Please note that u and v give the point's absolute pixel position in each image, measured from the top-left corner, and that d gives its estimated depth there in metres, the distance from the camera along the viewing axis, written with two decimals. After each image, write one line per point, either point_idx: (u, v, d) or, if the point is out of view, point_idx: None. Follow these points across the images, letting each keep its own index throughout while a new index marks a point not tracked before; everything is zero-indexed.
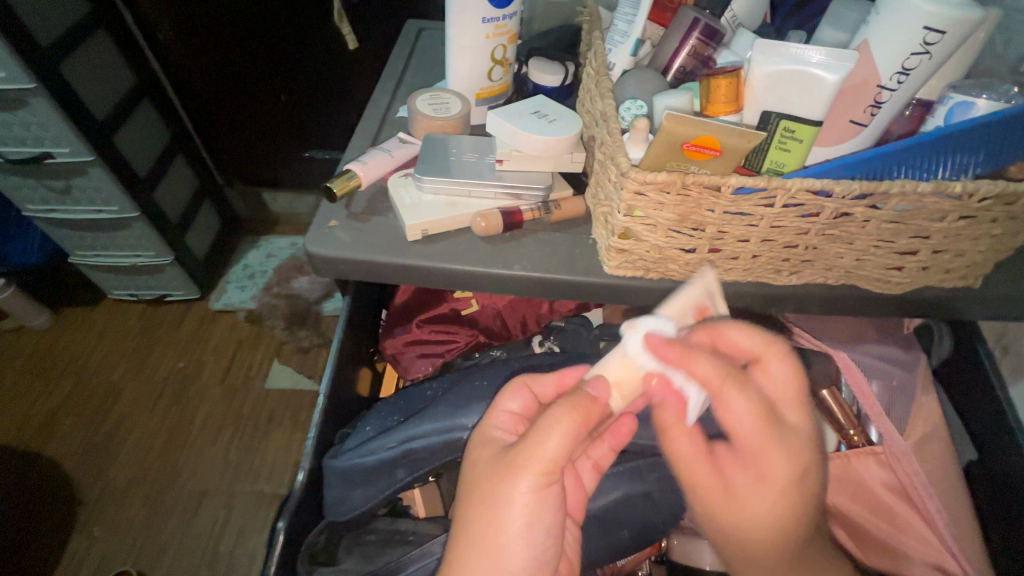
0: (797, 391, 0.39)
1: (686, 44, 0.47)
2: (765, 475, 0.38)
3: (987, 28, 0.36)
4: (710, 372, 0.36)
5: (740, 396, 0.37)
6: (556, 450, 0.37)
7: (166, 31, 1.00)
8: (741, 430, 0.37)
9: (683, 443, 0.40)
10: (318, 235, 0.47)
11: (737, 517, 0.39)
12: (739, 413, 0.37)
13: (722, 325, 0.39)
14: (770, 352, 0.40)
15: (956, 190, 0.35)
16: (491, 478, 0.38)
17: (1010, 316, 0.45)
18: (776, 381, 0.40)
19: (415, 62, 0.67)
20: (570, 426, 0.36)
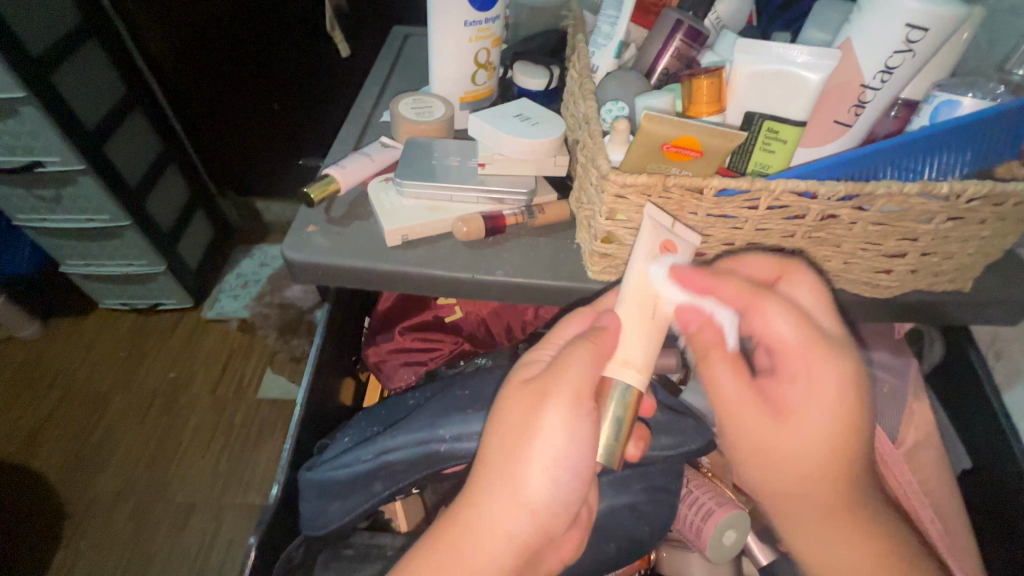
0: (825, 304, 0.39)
1: (670, 46, 0.46)
2: (811, 383, 0.38)
3: (969, 26, 0.36)
4: (735, 292, 0.38)
5: (776, 308, 0.38)
6: (583, 375, 0.37)
7: (157, 40, 0.99)
8: (784, 340, 0.38)
9: (727, 370, 0.40)
10: (295, 242, 0.46)
11: (792, 429, 0.39)
12: (777, 324, 0.38)
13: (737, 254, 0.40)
14: (794, 268, 0.39)
15: (944, 190, 0.34)
16: (524, 406, 0.38)
17: (1004, 320, 0.45)
18: (802, 297, 0.39)
19: (400, 67, 0.67)
20: (589, 355, 0.37)
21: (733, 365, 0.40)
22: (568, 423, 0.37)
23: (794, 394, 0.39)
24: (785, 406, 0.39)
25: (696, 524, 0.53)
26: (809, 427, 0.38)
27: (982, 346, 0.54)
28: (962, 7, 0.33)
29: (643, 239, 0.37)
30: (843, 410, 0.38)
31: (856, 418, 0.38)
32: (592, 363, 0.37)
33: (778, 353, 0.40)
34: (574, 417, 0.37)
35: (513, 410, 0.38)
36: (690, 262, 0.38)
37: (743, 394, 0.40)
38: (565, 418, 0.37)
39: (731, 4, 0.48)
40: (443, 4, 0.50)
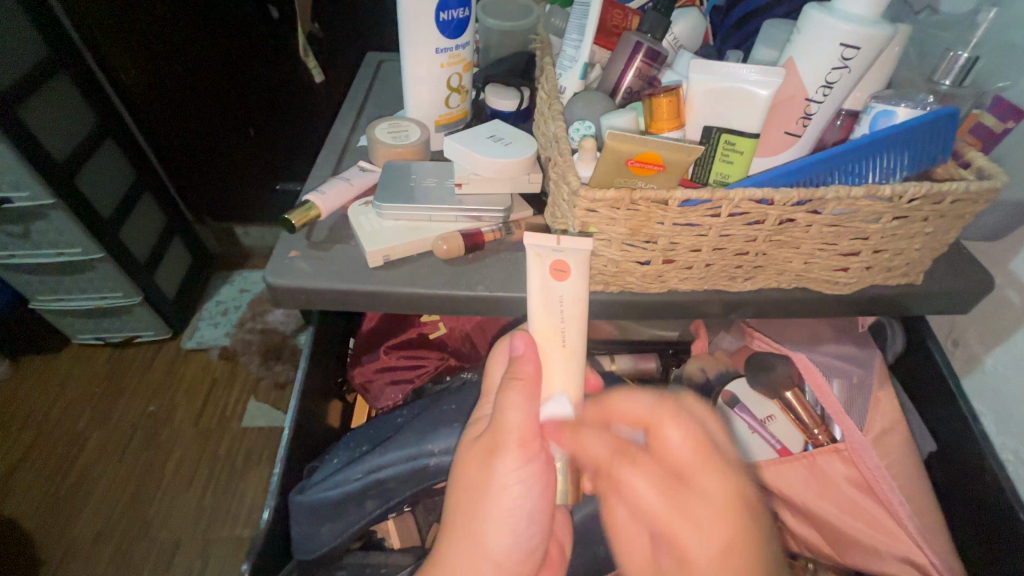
0: (697, 455, 0.38)
1: (632, 66, 0.49)
2: (681, 541, 0.37)
3: (896, 44, 0.39)
4: (599, 449, 0.41)
5: (633, 473, 0.39)
6: (522, 421, 0.41)
7: (131, 72, 0.97)
8: (646, 503, 0.39)
9: (621, 511, 0.42)
10: (278, 266, 0.47)
11: None
12: (641, 490, 0.39)
13: (608, 400, 0.43)
14: (658, 421, 0.40)
15: (887, 192, 0.37)
16: (478, 463, 0.42)
17: (954, 309, 0.48)
18: (673, 448, 0.39)
19: (375, 92, 0.69)
20: (522, 393, 0.41)
21: (631, 521, 0.42)
22: (518, 471, 0.41)
23: (675, 569, 0.38)
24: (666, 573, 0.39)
25: None
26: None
27: (941, 335, 0.57)
28: (887, 27, 0.36)
29: (533, 268, 0.42)
30: (715, 559, 0.35)
31: (739, 563, 0.35)
32: (529, 407, 0.41)
33: (668, 540, 0.38)
34: (521, 462, 0.41)
35: (467, 464, 0.42)
36: (586, 269, 0.41)
37: (636, 542, 0.41)
38: (514, 468, 0.40)
39: (686, 25, 0.51)
40: (415, 34, 0.52)
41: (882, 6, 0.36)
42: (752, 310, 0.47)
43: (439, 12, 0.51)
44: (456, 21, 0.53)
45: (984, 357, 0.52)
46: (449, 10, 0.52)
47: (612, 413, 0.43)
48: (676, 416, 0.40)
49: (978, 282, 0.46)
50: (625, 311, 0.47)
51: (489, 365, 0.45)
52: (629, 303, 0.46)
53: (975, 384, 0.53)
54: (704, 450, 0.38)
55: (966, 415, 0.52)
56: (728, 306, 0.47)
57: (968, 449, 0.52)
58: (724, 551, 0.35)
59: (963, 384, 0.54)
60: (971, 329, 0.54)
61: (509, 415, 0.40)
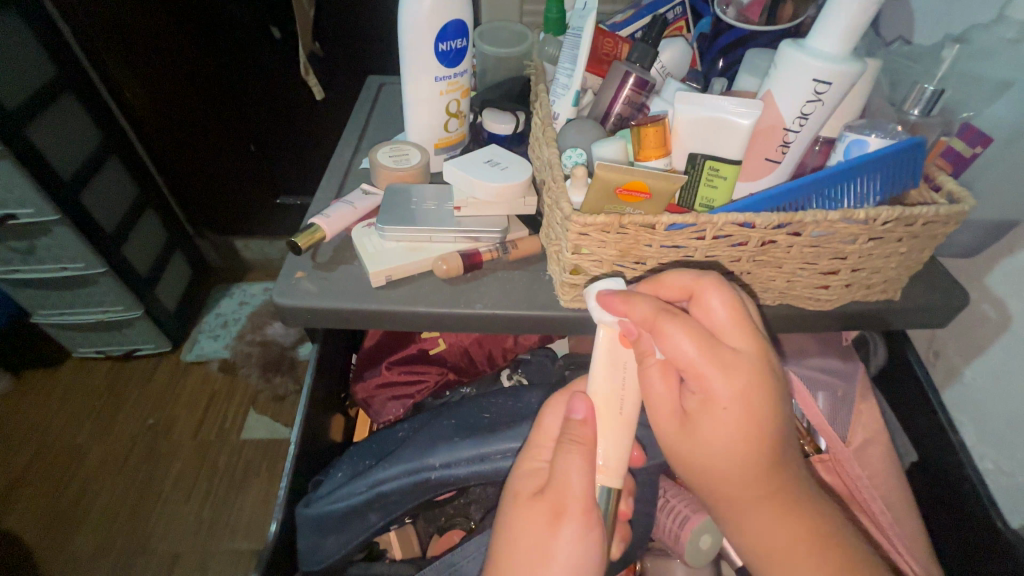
0: (737, 318, 0.36)
1: (622, 93, 0.51)
2: (715, 399, 0.35)
3: (867, 77, 0.42)
4: (646, 306, 0.37)
5: (678, 325, 0.35)
6: (580, 485, 0.40)
7: (136, 92, 1.00)
8: (688, 361, 0.35)
9: (655, 372, 0.39)
10: (284, 287, 0.49)
11: (695, 438, 0.37)
12: (680, 342, 0.35)
13: (657, 277, 0.40)
14: (702, 286, 0.38)
15: (861, 215, 0.39)
16: (535, 523, 0.40)
17: (932, 323, 0.50)
18: (713, 312, 0.37)
19: (376, 115, 0.71)
20: (581, 458, 0.41)
21: (664, 371, 0.38)
22: (579, 539, 0.40)
23: (700, 407, 0.36)
24: (691, 417, 0.37)
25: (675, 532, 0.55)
26: (712, 426, 0.36)
27: (922, 347, 0.59)
28: (856, 64, 0.39)
29: (601, 340, 0.41)
30: (742, 409, 0.35)
31: (762, 402, 0.35)
32: (584, 469, 0.40)
33: (693, 380, 0.36)
34: (583, 530, 0.40)
35: (520, 516, 0.41)
36: None
37: (663, 395, 0.38)
38: (577, 535, 0.40)
39: (673, 54, 0.54)
40: (415, 63, 0.55)
41: (853, 44, 0.39)
42: None
43: (438, 43, 0.54)
44: (454, 51, 0.56)
45: (962, 368, 0.54)
46: (447, 41, 0.55)
47: (660, 287, 0.40)
48: (721, 286, 0.37)
49: (952, 297, 0.48)
50: None
51: (546, 413, 0.45)
52: None
53: (955, 394, 0.56)
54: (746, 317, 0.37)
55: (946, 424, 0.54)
56: None
57: (950, 458, 0.54)
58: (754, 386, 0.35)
59: (943, 395, 0.56)
60: (950, 342, 0.56)
61: (570, 477, 0.40)
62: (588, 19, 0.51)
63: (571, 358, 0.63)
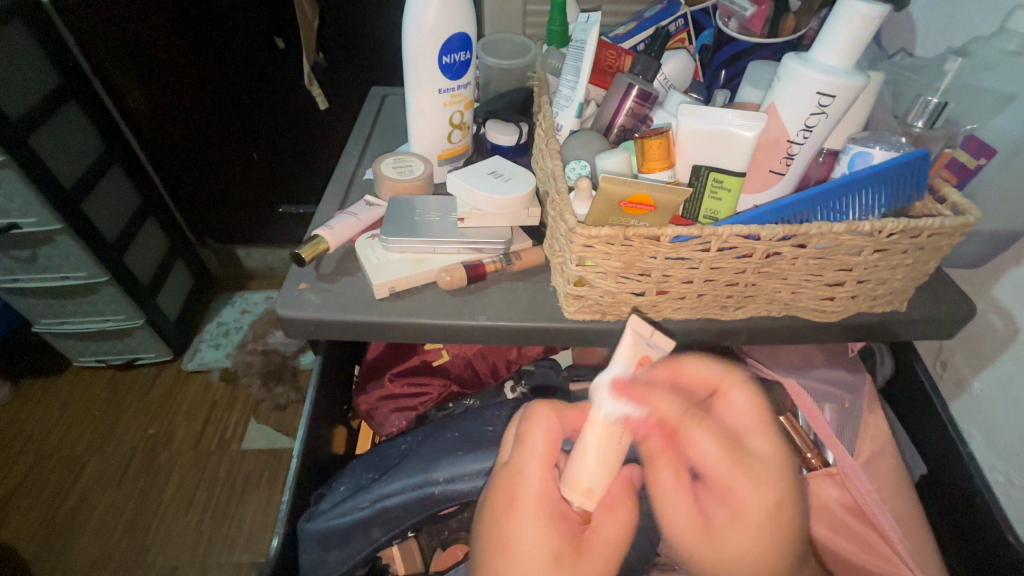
0: (758, 419, 0.43)
1: (625, 105, 0.52)
2: (733, 499, 0.40)
3: (870, 90, 0.42)
4: (672, 408, 0.42)
5: (702, 432, 0.42)
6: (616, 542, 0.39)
7: (137, 98, 1.01)
8: (706, 464, 0.41)
9: (667, 476, 0.42)
10: (288, 298, 0.49)
11: (716, 541, 0.40)
12: (701, 446, 0.41)
13: (681, 361, 0.44)
14: (726, 384, 0.45)
15: (867, 228, 0.39)
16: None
17: (938, 335, 0.49)
18: (737, 410, 0.44)
19: (380, 126, 0.72)
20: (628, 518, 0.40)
21: (678, 476, 0.42)
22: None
23: (722, 517, 0.40)
24: (711, 519, 0.41)
25: None
26: (733, 533, 0.40)
27: (930, 359, 0.59)
28: (859, 77, 0.39)
29: (625, 347, 0.41)
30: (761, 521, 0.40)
31: (780, 519, 0.41)
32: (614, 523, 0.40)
33: (715, 485, 0.41)
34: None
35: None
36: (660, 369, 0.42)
37: (681, 502, 0.41)
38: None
39: (676, 65, 0.54)
40: (419, 76, 0.55)
41: (855, 57, 0.39)
42: (745, 338, 0.49)
43: (442, 56, 0.55)
44: (458, 64, 0.56)
45: (971, 380, 0.54)
46: (451, 53, 0.55)
47: (682, 374, 0.44)
48: (743, 383, 0.45)
49: (959, 308, 0.48)
50: (617, 338, 0.48)
51: (530, 434, 0.41)
52: (626, 330, 0.48)
53: (963, 408, 0.55)
54: (762, 422, 0.43)
55: (953, 437, 0.54)
56: (721, 334, 0.48)
57: (958, 472, 0.54)
58: (768, 509, 0.40)
59: (952, 408, 0.56)
60: (957, 353, 0.55)
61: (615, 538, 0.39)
62: (591, 32, 0.51)
63: (575, 369, 0.63)
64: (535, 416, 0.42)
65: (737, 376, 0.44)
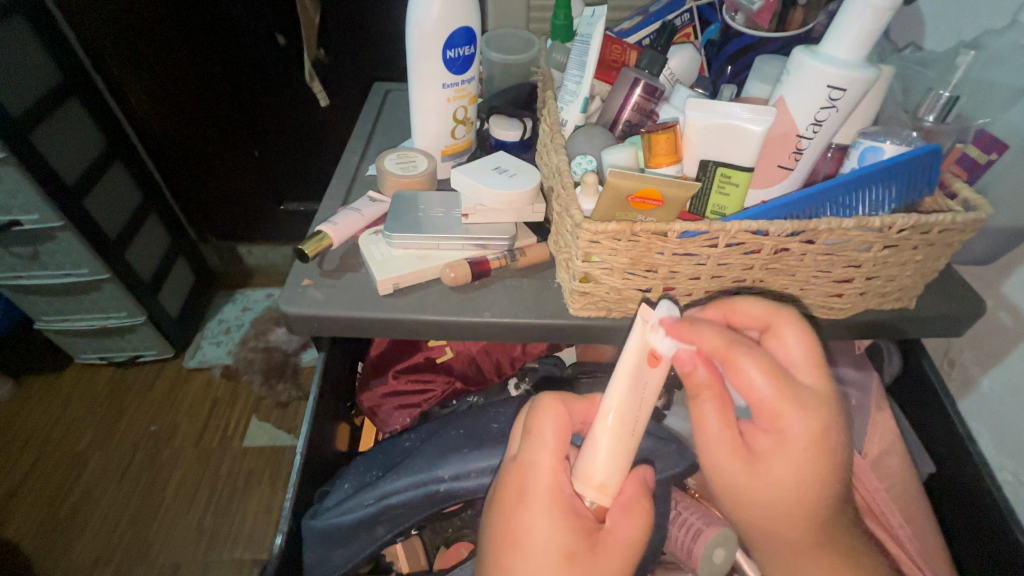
0: (812, 356, 0.38)
1: (631, 100, 0.51)
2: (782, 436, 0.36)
3: (881, 84, 0.42)
4: (711, 339, 0.38)
5: (751, 359, 0.37)
6: (636, 541, 0.39)
7: (138, 95, 1.00)
8: (759, 396, 0.37)
9: (711, 409, 0.39)
10: (291, 295, 0.48)
11: (764, 474, 0.37)
12: (753, 379, 0.37)
13: (732, 300, 0.41)
14: (781, 319, 0.39)
15: (877, 223, 0.38)
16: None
17: (947, 333, 0.49)
18: (788, 349, 0.39)
19: (383, 122, 0.71)
20: (645, 518, 0.40)
21: (721, 412, 0.38)
22: None
23: (767, 442, 0.37)
24: (758, 450, 0.37)
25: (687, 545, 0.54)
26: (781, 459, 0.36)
27: (938, 356, 0.58)
28: (870, 70, 0.39)
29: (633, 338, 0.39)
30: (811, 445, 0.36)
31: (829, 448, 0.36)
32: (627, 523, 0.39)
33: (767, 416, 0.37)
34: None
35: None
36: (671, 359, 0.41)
37: (725, 440, 0.38)
38: None
39: (682, 61, 0.54)
40: (422, 71, 0.55)
41: (866, 50, 0.39)
42: None
43: (446, 50, 0.54)
44: (462, 58, 0.55)
45: (979, 378, 0.53)
46: (455, 48, 0.54)
47: (734, 316, 0.41)
48: (796, 319, 0.39)
49: (969, 305, 0.48)
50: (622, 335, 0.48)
51: (539, 423, 0.41)
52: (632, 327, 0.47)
53: (972, 405, 0.54)
54: (818, 358, 0.38)
55: (962, 436, 0.53)
56: None
57: (967, 470, 0.53)
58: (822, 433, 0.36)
59: (960, 406, 0.56)
60: (966, 351, 0.55)
61: (633, 537, 0.39)
62: (596, 26, 0.50)
63: (578, 366, 0.62)
64: (544, 412, 0.41)
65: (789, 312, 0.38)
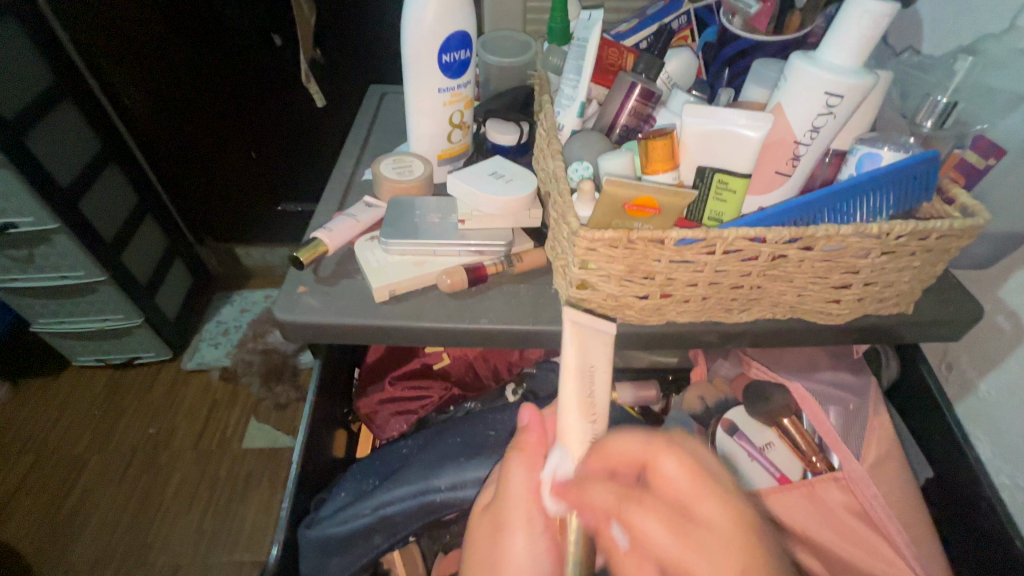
0: (698, 480, 0.32)
1: (628, 104, 0.51)
2: (704, 539, 0.30)
3: (878, 90, 0.42)
4: (632, 449, 0.36)
5: (668, 457, 0.33)
6: (522, 489, 0.41)
7: (135, 98, 1.00)
8: (673, 486, 0.33)
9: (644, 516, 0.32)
10: (287, 302, 0.48)
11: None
12: (669, 471, 0.33)
13: (604, 444, 0.37)
14: (657, 449, 0.34)
15: (875, 230, 0.38)
16: (486, 533, 0.41)
17: (946, 337, 0.48)
18: (670, 480, 0.33)
19: (379, 125, 0.71)
20: (523, 466, 0.41)
21: (635, 522, 0.32)
22: (527, 546, 0.39)
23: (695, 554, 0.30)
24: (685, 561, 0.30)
25: None
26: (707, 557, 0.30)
27: (935, 360, 0.58)
28: (868, 77, 0.38)
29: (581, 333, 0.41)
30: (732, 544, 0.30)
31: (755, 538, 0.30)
32: (535, 478, 0.41)
33: None
34: (529, 537, 0.39)
35: (479, 528, 0.43)
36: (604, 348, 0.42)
37: (645, 556, 0.32)
38: (523, 542, 0.39)
39: (680, 64, 0.53)
40: (418, 75, 0.55)
41: (864, 56, 0.39)
42: (750, 340, 0.48)
43: (441, 54, 0.54)
44: (458, 62, 0.55)
45: (977, 381, 0.53)
46: (450, 52, 0.54)
47: (611, 457, 0.37)
48: (673, 447, 0.34)
49: (967, 310, 0.48)
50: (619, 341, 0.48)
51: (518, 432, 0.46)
52: (629, 334, 0.47)
53: (969, 409, 0.55)
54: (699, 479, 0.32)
55: (960, 440, 0.53)
56: (725, 335, 0.48)
57: (964, 474, 0.53)
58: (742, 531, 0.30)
59: (958, 410, 0.56)
60: (963, 355, 0.55)
61: (511, 483, 0.41)
62: (593, 30, 0.50)
63: None
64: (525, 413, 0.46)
65: (658, 444, 0.34)
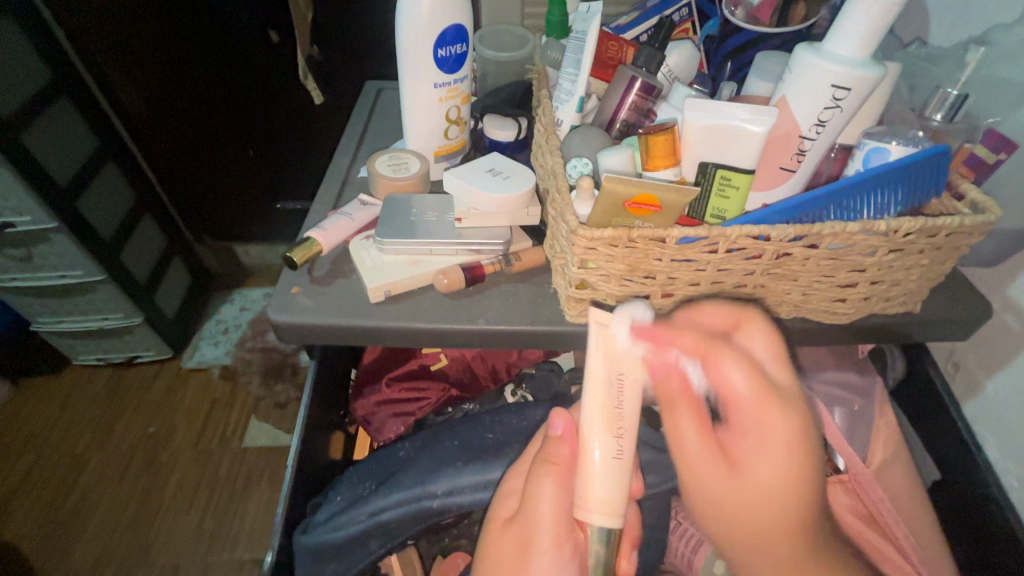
0: (779, 354, 0.35)
1: (627, 99, 0.49)
2: (767, 434, 0.31)
3: (886, 82, 0.40)
4: (688, 340, 0.36)
5: (730, 357, 0.34)
6: (550, 509, 0.40)
7: (130, 93, 0.96)
8: (732, 388, 0.33)
9: (688, 419, 0.34)
10: (280, 303, 0.47)
11: (743, 482, 0.32)
12: (729, 371, 0.33)
13: (697, 303, 0.39)
14: (746, 319, 0.37)
15: (883, 227, 0.37)
16: (512, 551, 0.40)
17: (954, 335, 0.47)
18: (756, 347, 0.35)
19: (375, 121, 0.70)
20: (551, 482, 0.40)
21: (693, 405, 0.35)
22: (552, 569, 0.38)
23: (746, 447, 0.32)
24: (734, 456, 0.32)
25: (687, 556, 0.55)
26: (764, 466, 0.31)
27: (942, 359, 0.58)
28: (876, 69, 0.37)
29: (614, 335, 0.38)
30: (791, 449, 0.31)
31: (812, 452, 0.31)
32: (562, 496, 0.40)
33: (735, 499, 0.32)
34: (556, 557, 0.38)
35: (501, 542, 0.42)
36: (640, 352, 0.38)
37: (700, 445, 0.33)
38: (548, 565, 0.38)
39: (680, 57, 0.52)
40: (412, 70, 0.53)
41: (872, 48, 0.37)
42: None
43: (437, 48, 0.52)
44: (454, 57, 0.54)
45: (985, 381, 0.53)
46: (446, 46, 0.53)
47: (697, 320, 0.38)
48: (762, 322, 0.37)
49: (975, 308, 0.46)
50: None
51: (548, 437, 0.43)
52: None
53: (977, 408, 0.54)
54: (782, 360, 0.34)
55: (969, 441, 0.53)
56: None
57: (973, 476, 0.52)
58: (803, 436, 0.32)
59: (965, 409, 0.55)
60: (971, 353, 0.54)
61: (540, 502, 0.40)
62: (592, 23, 0.49)
63: (576, 372, 0.62)
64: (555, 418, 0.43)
65: (753, 311, 0.37)
